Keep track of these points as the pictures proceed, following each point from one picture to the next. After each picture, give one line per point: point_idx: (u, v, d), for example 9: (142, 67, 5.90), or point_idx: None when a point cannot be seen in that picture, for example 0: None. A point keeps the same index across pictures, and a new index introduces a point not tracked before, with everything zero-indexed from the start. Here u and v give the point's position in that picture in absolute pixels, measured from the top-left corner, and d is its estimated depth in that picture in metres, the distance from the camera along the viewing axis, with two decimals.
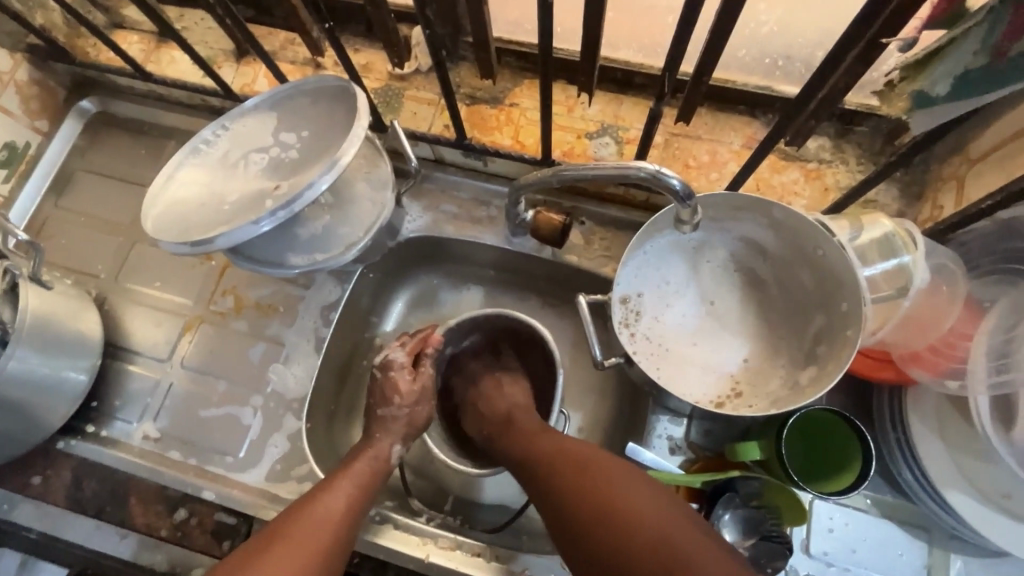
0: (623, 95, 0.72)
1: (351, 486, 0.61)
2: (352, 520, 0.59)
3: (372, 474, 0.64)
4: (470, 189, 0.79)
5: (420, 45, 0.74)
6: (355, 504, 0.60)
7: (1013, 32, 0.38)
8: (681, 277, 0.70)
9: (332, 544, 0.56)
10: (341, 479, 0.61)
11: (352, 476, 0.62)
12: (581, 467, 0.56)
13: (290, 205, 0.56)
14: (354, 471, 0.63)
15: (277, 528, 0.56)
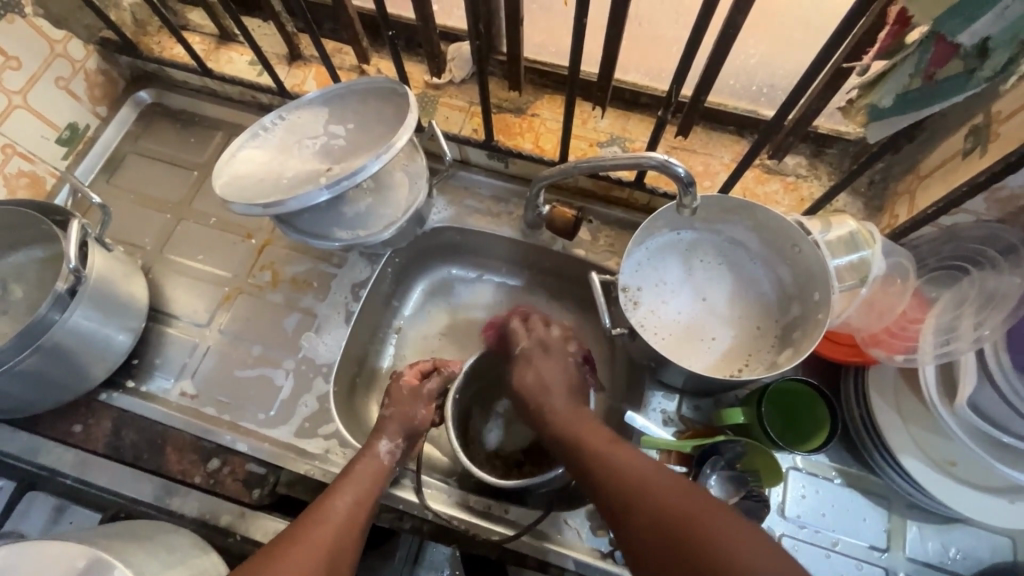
0: (630, 113, 0.83)
1: (354, 491, 0.64)
2: (356, 526, 0.62)
3: (373, 480, 0.66)
4: (491, 188, 0.89)
5: (455, 59, 0.84)
6: (360, 507, 0.63)
7: (938, 61, 0.50)
8: (676, 271, 0.80)
9: (338, 549, 0.59)
10: (346, 483, 0.64)
11: (355, 482, 0.64)
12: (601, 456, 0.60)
13: (352, 179, 0.64)
14: (359, 474, 0.65)
15: (285, 537, 0.58)
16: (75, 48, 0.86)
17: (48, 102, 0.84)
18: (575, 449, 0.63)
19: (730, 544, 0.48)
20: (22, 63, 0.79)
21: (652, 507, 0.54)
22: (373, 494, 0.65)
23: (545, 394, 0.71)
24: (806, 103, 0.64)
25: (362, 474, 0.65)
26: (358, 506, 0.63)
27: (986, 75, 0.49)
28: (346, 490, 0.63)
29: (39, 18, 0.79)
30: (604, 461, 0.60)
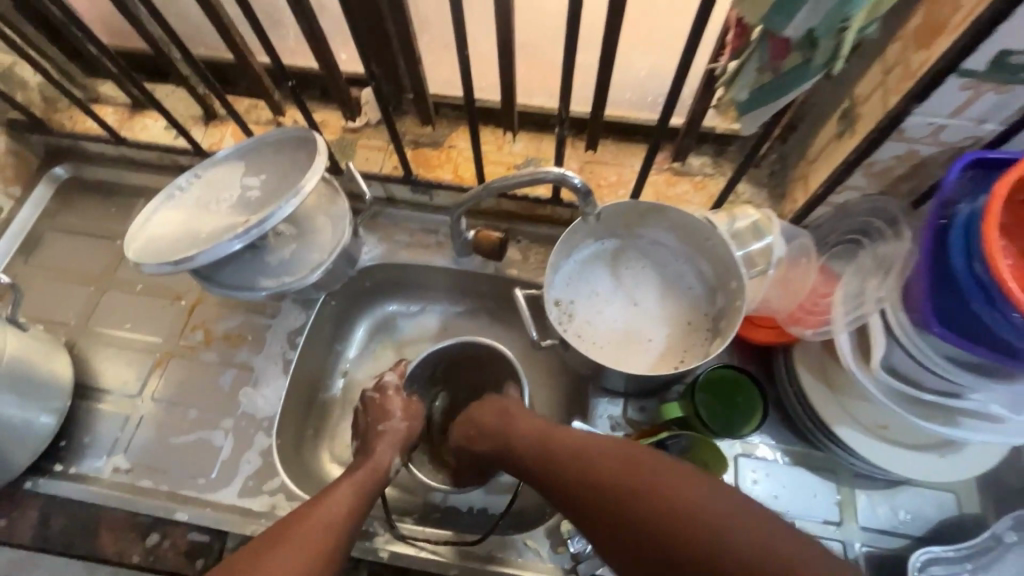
0: (542, 134, 0.87)
1: (351, 490, 0.64)
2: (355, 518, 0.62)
3: (369, 481, 0.66)
4: (419, 220, 0.90)
5: (368, 103, 0.86)
6: (357, 507, 0.63)
7: (778, 55, 0.49)
8: (605, 280, 0.82)
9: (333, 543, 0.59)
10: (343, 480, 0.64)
11: (350, 482, 0.65)
12: (533, 432, 0.64)
13: (261, 228, 0.66)
14: (357, 476, 0.66)
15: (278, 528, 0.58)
16: None
17: None
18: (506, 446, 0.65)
19: (677, 491, 0.52)
20: None
21: (590, 467, 0.57)
22: (370, 493, 0.65)
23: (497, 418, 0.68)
24: (692, 107, 0.70)
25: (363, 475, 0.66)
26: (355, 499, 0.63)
27: (823, 62, 0.47)
28: (345, 488, 0.64)
29: None
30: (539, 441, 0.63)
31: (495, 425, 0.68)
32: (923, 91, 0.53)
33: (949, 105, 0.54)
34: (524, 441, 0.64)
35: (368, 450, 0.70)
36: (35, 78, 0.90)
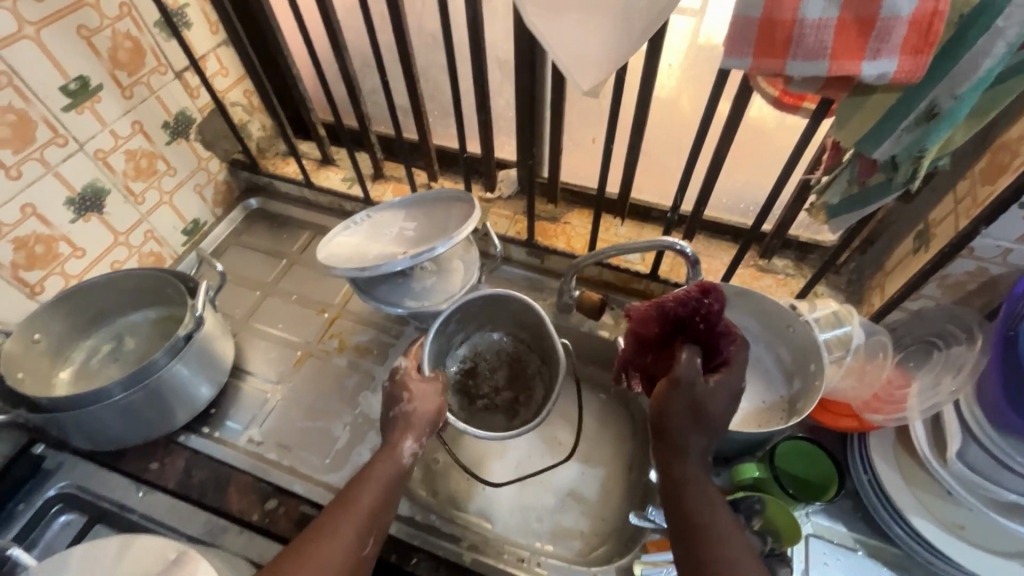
0: (644, 223, 1.02)
1: (376, 489, 0.67)
2: (376, 520, 0.65)
3: (390, 484, 0.68)
4: (528, 280, 1.06)
5: (505, 181, 1.07)
6: (383, 501, 0.66)
7: (864, 172, 0.63)
8: None
9: None
10: (363, 484, 0.66)
11: (378, 474, 0.68)
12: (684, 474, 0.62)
13: (427, 255, 0.82)
14: (377, 476, 0.67)
15: (301, 548, 0.61)
16: (213, 165, 1.11)
17: (186, 202, 1.06)
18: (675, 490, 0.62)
19: None
20: (177, 172, 1.03)
21: None
22: (394, 487, 0.68)
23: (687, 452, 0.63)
24: (784, 214, 0.84)
25: (385, 471, 0.68)
26: (365, 522, 0.64)
27: (903, 180, 0.60)
28: (372, 483, 0.67)
29: (197, 142, 1.05)
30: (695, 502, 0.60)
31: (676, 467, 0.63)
32: (990, 218, 0.64)
33: (1016, 231, 0.65)
34: (685, 493, 0.61)
35: (385, 449, 0.70)
36: (258, 132, 1.15)
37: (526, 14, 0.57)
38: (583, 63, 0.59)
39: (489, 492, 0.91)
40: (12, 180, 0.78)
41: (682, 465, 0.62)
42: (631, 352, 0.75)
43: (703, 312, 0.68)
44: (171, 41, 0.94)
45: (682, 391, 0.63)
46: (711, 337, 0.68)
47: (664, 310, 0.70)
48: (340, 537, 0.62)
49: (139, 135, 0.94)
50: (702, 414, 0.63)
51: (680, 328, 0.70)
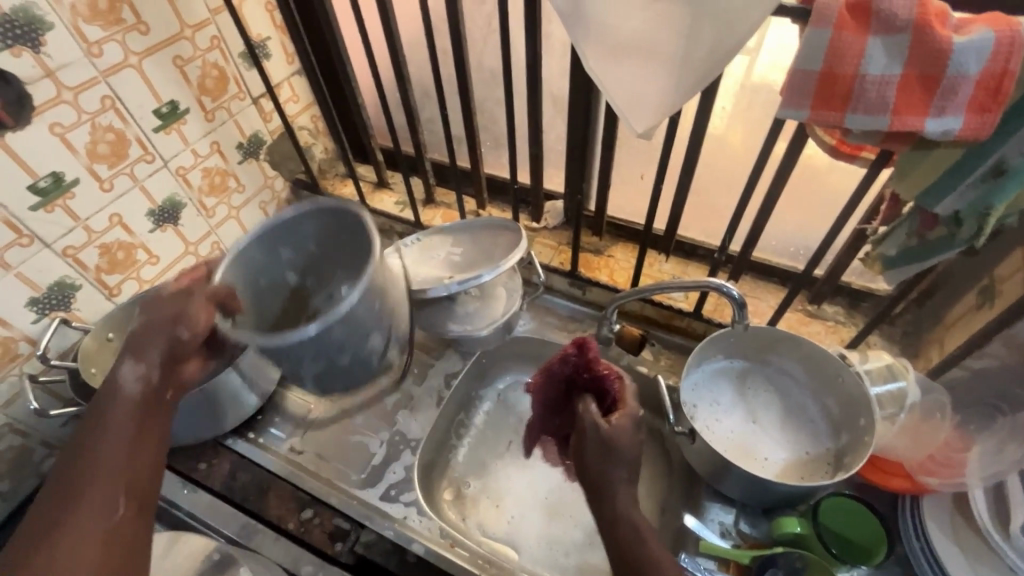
0: (689, 260, 1.02)
1: (128, 423, 0.64)
2: (137, 463, 0.63)
3: (139, 413, 0.66)
4: (568, 310, 1.07)
5: (551, 212, 1.09)
6: (136, 445, 0.64)
7: (925, 226, 0.61)
8: (731, 394, 0.90)
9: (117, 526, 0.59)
10: (103, 432, 0.63)
11: (117, 417, 0.64)
12: (607, 492, 0.64)
13: (473, 282, 0.85)
14: (114, 413, 0.64)
15: (60, 486, 0.60)
16: (278, 184, 1.18)
17: (250, 217, 1.14)
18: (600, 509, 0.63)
19: None
20: (245, 189, 1.10)
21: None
22: (147, 425, 0.66)
23: (610, 473, 0.64)
24: (836, 260, 0.82)
25: (123, 411, 0.65)
26: (120, 469, 0.62)
27: (967, 236, 0.58)
28: (96, 422, 0.64)
29: (266, 162, 1.12)
30: (618, 517, 0.62)
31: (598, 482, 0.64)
32: None
33: None
34: (608, 515, 0.62)
35: (108, 383, 0.65)
36: (321, 154, 1.23)
37: (588, 59, 0.59)
38: (638, 107, 0.61)
39: (517, 521, 0.91)
40: (104, 192, 0.85)
41: (615, 491, 0.63)
42: (541, 419, 0.80)
43: (589, 365, 0.74)
44: (251, 71, 1.02)
45: (595, 436, 0.66)
46: (602, 386, 0.73)
47: (552, 370, 0.75)
48: (91, 501, 0.58)
49: (215, 155, 1.01)
50: (613, 449, 0.64)
51: (569, 383, 0.76)
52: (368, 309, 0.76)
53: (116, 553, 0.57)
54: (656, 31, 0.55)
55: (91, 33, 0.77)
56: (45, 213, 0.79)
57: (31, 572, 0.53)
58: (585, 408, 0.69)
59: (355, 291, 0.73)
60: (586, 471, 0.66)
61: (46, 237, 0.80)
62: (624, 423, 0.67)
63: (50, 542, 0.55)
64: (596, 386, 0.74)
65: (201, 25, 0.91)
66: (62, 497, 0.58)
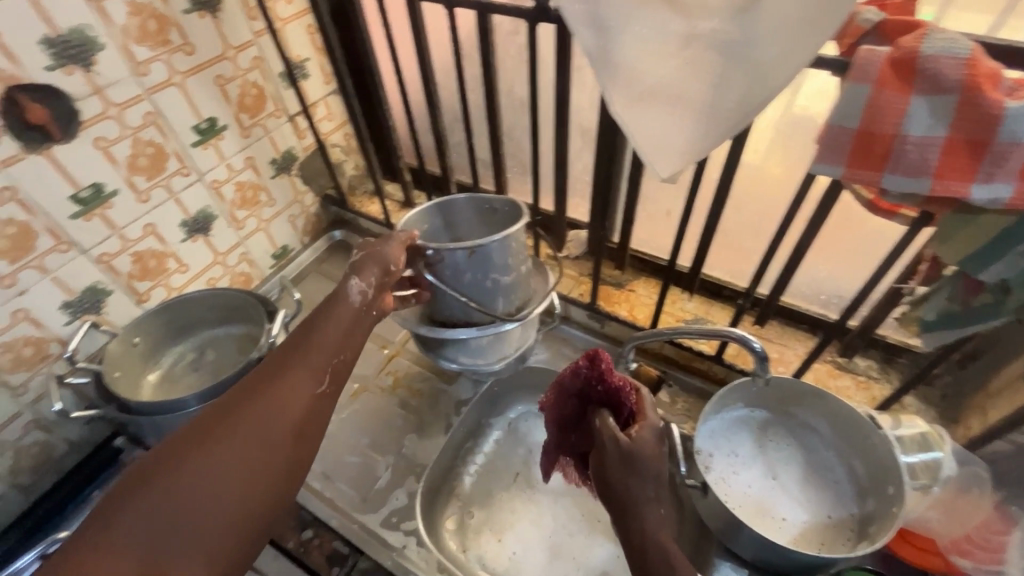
0: (713, 300, 0.99)
1: (330, 339, 0.67)
2: (326, 399, 0.64)
3: (353, 324, 0.70)
4: (586, 343, 1.04)
5: (574, 242, 1.07)
6: (331, 382, 0.66)
7: (970, 291, 0.57)
8: (750, 446, 0.86)
9: (291, 460, 0.59)
10: (297, 375, 0.63)
11: (334, 326, 0.68)
12: (624, 498, 0.60)
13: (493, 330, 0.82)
14: (335, 314, 0.69)
15: (255, 390, 0.62)
16: (308, 199, 1.20)
17: (279, 230, 1.16)
18: (622, 517, 0.60)
19: None
20: (276, 203, 1.13)
21: None
22: (349, 335, 0.69)
23: (632, 484, 0.60)
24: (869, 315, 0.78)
25: (343, 321, 0.69)
26: (309, 401, 0.63)
27: (1015, 306, 0.54)
28: (314, 354, 0.66)
29: (297, 177, 1.15)
30: (640, 527, 0.59)
31: (618, 490, 0.61)
32: None
33: None
34: (630, 530, 0.59)
35: (334, 297, 0.70)
36: (351, 172, 1.25)
37: (614, 105, 0.58)
38: (663, 153, 0.60)
39: (519, 558, 0.89)
40: (141, 203, 0.89)
41: (642, 506, 0.60)
42: (556, 435, 0.75)
43: (603, 376, 0.69)
44: (289, 90, 1.05)
45: (616, 452, 0.62)
46: (619, 399, 0.68)
47: (566, 385, 0.72)
48: (249, 430, 0.58)
49: (249, 169, 1.04)
50: (635, 462, 0.61)
51: (584, 396, 0.71)
52: (501, 251, 0.77)
53: (306, 444, 0.61)
54: (683, 79, 0.53)
55: (140, 53, 0.81)
56: (84, 222, 0.83)
57: (169, 479, 0.53)
58: (606, 422, 0.65)
59: (499, 237, 0.76)
60: (607, 484, 0.62)
61: (83, 244, 0.84)
62: (647, 437, 0.63)
63: (185, 469, 0.54)
64: (614, 398, 0.69)
65: (244, 46, 0.94)
66: (219, 421, 0.58)
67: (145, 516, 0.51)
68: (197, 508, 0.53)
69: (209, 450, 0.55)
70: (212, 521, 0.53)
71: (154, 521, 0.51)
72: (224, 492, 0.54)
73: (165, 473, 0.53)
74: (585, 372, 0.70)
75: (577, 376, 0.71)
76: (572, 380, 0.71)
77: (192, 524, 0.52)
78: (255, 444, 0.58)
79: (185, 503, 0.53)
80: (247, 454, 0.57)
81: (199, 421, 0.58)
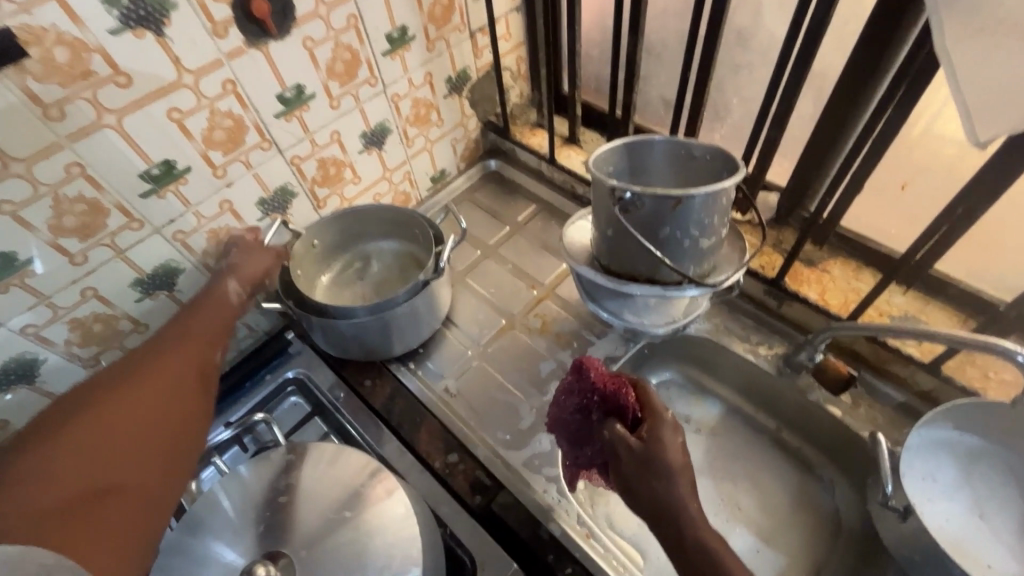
0: (932, 299, 0.82)
1: (209, 320, 0.79)
2: (208, 351, 0.76)
3: (230, 314, 0.81)
4: (756, 320, 0.92)
5: (763, 205, 0.94)
6: (219, 334, 0.79)
7: None
8: (955, 475, 0.73)
9: (187, 407, 0.69)
10: (184, 339, 0.75)
11: (209, 312, 0.79)
12: (655, 502, 0.59)
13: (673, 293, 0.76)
14: (213, 306, 0.80)
15: (122, 369, 0.70)
16: (471, 123, 1.16)
17: (441, 153, 1.14)
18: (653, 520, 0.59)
19: None
20: (443, 123, 1.10)
21: None
22: (223, 321, 0.80)
23: (660, 484, 0.59)
24: None
25: (212, 312, 0.79)
26: (198, 362, 0.74)
27: None
28: (191, 317, 0.78)
29: (466, 99, 1.11)
30: (676, 522, 0.58)
31: (642, 495, 0.60)
32: None
33: None
34: (664, 534, 0.58)
35: (209, 291, 0.81)
36: (516, 99, 1.18)
37: (952, 48, 0.51)
38: (997, 111, 0.52)
39: (649, 527, 0.86)
40: (332, 109, 0.89)
41: (665, 499, 0.59)
42: (570, 453, 0.74)
43: (595, 384, 0.70)
44: (476, 2, 0.99)
45: (630, 455, 0.62)
46: (618, 402, 0.68)
47: (562, 404, 0.73)
48: (136, 386, 0.68)
49: (426, 86, 1.01)
50: (655, 460, 0.60)
51: (586, 411, 0.71)
52: (707, 210, 0.68)
53: (194, 391, 0.71)
54: None
55: None
56: (285, 122, 0.84)
57: (48, 443, 0.60)
58: (615, 428, 0.64)
59: (708, 191, 0.66)
60: (632, 491, 0.61)
61: (280, 143, 0.86)
62: (659, 430, 0.63)
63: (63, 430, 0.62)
64: (616, 404, 0.69)
65: None
66: (107, 392, 0.66)
67: (30, 461, 0.58)
68: (120, 468, 0.61)
69: (91, 418, 0.63)
70: (90, 480, 0.58)
71: (62, 466, 0.58)
72: (120, 442, 0.62)
73: (46, 438, 0.61)
74: (580, 384, 0.72)
75: (577, 394, 0.72)
76: (574, 396, 0.72)
77: (122, 462, 0.61)
78: (136, 404, 0.66)
79: (91, 452, 0.60)
80: (137, 408, 0.66)
81: (88, 387, 0.68)
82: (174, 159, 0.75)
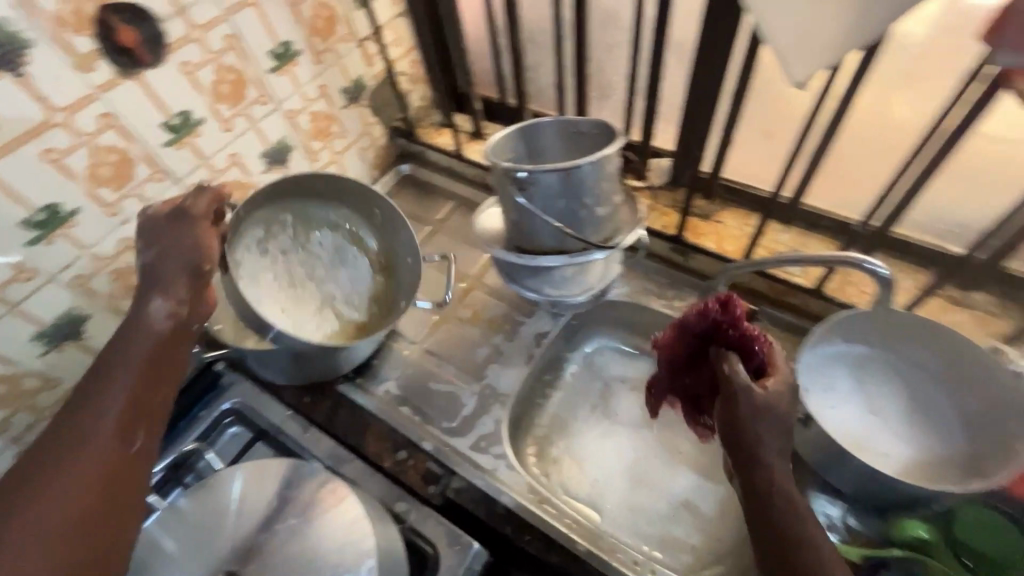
0: (810, 232, 0.91)
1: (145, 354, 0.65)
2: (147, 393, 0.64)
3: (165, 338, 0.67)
4: (668, 276, 0.99)
5: (658, 170, 1.01)
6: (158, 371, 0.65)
7: None
8: (849, 382, 0.82)
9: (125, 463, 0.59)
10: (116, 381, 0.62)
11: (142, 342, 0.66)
12: (749, 446, 0.61)
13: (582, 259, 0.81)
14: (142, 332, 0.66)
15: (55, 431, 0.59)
16: (377, 130, 1.17)
17: (351, 163, 1.14)
18: (745, 461, 0.61)
19: None
20: (347, 134, 1.10)
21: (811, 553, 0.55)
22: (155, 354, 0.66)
23: (763, 434, 0.61)
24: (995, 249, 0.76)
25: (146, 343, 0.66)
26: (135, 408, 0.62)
27: None
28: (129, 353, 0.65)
29: (366, 108, 1.12)
30: (764, 470, 0.60)
31: (747, 439, 0.61)
32: None
33: None
34: (754, 478, 0.60)
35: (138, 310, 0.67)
36: (417, 102, 1.20)
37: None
38: (803, 51, 0.58)
39: (600, 484, 0.90)
40: (226, 131, 0.88)
41: (760, 448, 0.61)
42: (669, 372, 0.78)
43: (735, 320, 0.70)
44: (358, 12, 1.00)
45: (741, 394, 0.63)
46: (728, 337, 0.70)
47: (688, 324, 0.73)
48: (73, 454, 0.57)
49: (322, 99, 1.02)
50: (768, 409, 0.62)
51: (710, 337, 0.73)
52: (595, 175, 0.74)
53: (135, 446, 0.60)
54: None
55: None
56: (176, 150, 0.83)
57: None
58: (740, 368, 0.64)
59: (593, 158, 0.72)
60: (727, 423, 0.63)
61: (176, 172, 0.84)
62: (784, 391, 0.64)
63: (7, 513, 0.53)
64: (749, 346, 0.69)
65: None
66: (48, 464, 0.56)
67: None
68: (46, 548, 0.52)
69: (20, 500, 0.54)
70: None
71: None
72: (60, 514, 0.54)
73: None
74: (712, 317, 0.71)
75: (705, 319, 0.72)
76: (701, 319, 0.72)
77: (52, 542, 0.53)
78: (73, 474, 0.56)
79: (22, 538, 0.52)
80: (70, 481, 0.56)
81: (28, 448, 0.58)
82: (60, 201, 0.73)
